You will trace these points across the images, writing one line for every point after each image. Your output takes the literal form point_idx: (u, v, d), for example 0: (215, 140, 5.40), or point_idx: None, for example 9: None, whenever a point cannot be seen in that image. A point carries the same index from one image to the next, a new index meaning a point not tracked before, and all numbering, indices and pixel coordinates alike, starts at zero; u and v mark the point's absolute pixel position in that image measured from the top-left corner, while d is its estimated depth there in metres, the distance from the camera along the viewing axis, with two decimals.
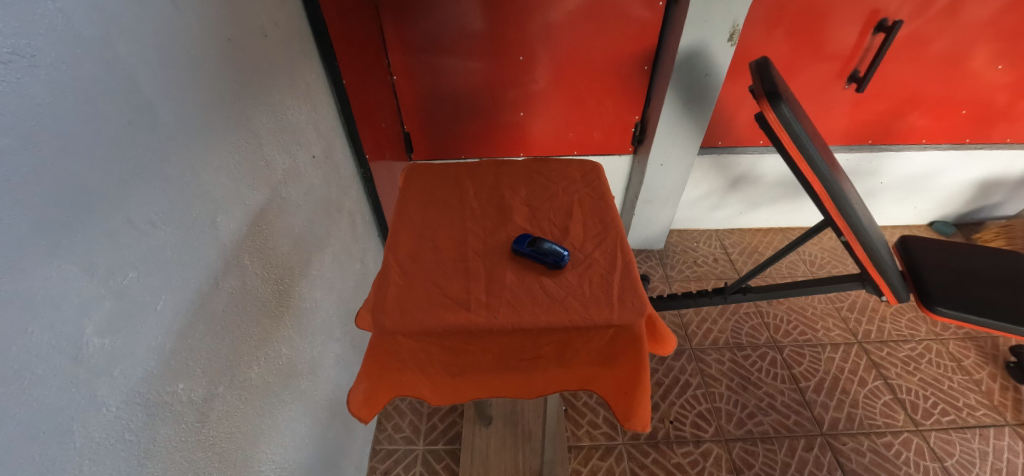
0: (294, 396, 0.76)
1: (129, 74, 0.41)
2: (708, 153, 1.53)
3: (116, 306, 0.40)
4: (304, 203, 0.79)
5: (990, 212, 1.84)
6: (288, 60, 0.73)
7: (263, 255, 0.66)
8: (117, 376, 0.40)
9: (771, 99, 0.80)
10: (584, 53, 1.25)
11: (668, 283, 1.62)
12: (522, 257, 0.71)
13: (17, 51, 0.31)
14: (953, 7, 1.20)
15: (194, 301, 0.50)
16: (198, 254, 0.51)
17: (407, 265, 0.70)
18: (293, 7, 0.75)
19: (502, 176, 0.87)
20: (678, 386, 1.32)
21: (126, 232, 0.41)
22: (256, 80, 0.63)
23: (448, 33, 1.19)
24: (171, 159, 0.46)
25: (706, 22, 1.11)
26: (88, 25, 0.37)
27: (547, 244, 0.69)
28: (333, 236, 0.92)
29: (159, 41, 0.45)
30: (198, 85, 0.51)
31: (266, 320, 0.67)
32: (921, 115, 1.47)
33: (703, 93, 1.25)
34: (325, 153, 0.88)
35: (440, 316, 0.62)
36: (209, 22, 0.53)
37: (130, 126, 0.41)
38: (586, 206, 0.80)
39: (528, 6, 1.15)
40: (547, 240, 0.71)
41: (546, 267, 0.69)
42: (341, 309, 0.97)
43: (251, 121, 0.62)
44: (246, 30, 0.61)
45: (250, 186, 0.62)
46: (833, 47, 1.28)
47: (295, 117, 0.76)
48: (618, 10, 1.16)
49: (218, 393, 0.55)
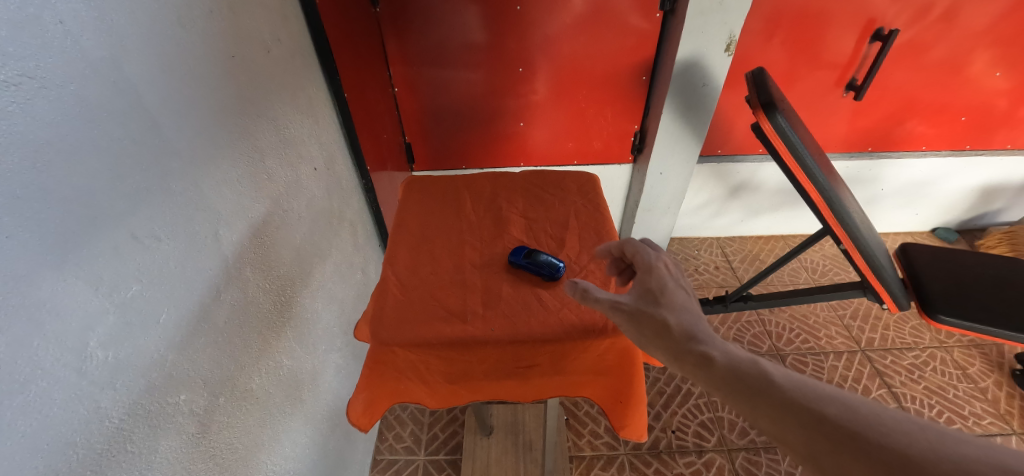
0: (294, 406, 0.76)
1: (134, 92, 0.42)
2: (708, 161, 1.54)
3: (120, 319, 0.41)
4: (305, 215, 0.80)
5: (992, 218, 1.83)
6: (291, 74, 0.75)
7: (265, 266, 0.66)
8: (120, 388, 0.41)
9: (766, 110, 0.81)
10: (582, 64, 1.26)
11: None
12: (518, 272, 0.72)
13: (27, 73, 0.32)
14: (949, 15, 1.22)
15: (196, 313, 0.51)
16: (200, 267, 0.52)
17: (405, 278, 0.70)
18: (296, 23, 0.76)
19: (499, 188, 0.88)
20: (679, 395, 1.32)
21: (131, 246, 0.42)
22: (258, 96, 0.65)
23: (449, 45, 1.21)
24: (174, 174, 0.47)
25: (702, 33, 1.12)
26: (96, 46, 0.38)
27: (540, 255, 0.69)
28: (334, 246, 0.92)
29: (162, 58, 0.46)
30: (201, 100, 0.52)
31: (267, 330, 0.67)
32: (920, 122, 1.47)
33: (701, 103, 1.26)
34: (327, 165, 0.89)
35: (438, 328, 0.63)
36: (213, 40, 0.55)
37: (135, 143, 0.42)
38: (582, 217, 0.81)
39: (527, 17, 1.16)
40: (541, 252, 0.71)
41: (542, 279, 0.69)
42: (342, 319, 0.97)
43: (253, 135, 0.63)
44: (249, 46, 0.63)
45: (252, 199, 0.63)
46: (831, 55, 1.29)
47: (296, 130, 0.77)
48: (616, 21, 1.18)
49: (219, 404, 0.56)
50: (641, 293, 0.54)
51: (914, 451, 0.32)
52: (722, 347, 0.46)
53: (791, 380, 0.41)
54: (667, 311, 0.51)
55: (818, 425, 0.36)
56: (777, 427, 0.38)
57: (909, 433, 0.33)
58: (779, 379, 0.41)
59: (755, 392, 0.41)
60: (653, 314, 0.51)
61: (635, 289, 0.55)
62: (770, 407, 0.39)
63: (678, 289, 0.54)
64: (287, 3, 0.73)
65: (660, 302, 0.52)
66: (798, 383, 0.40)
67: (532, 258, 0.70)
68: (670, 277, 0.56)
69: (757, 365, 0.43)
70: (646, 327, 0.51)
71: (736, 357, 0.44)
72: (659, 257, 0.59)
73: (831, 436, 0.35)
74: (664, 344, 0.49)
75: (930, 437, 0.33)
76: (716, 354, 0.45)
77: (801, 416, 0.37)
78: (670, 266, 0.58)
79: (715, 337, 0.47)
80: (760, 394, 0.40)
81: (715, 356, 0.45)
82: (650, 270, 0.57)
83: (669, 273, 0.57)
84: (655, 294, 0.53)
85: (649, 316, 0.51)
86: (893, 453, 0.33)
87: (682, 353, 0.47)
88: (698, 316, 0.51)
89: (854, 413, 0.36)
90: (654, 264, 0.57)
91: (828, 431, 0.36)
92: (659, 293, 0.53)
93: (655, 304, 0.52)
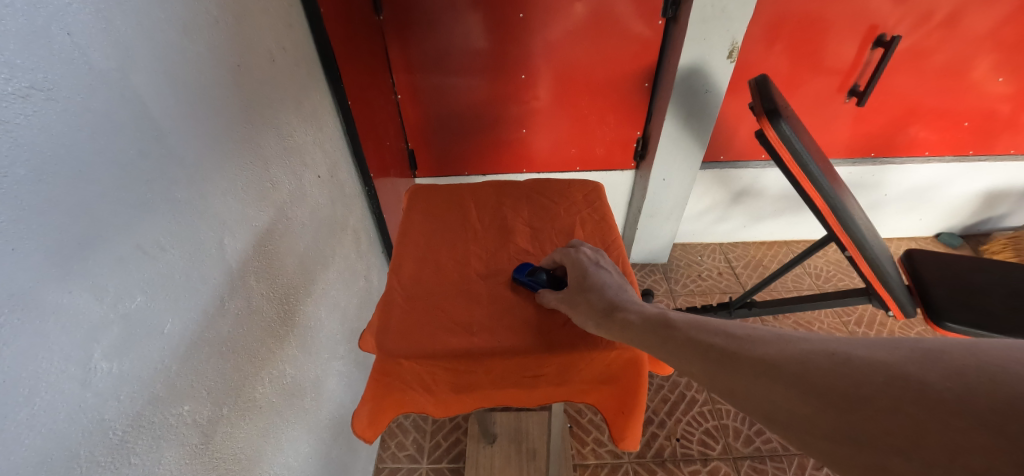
0: (298, 415, 0.76)
1: (140, 103, 0.42)
2: (710, 167, 1.54)
3: (125, 331, 0.41)
4: (309, 222, 0.80)
5: (996, 224, 1.83)
6: (296, 83, 0.75)
7: (270, 275, 0.66)
8: (124, 400, 0.41)
9: (770, 117, 0.81)
10: (585, 71, 1.27)
11: (673, 297, 1.61)
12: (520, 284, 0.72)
13: (34, 85, 0.32)
14: (951, 21, 1.22)
15: (201, 322, 0.51)
16: (204, 276, 0.52)
17: (410, 288, 0.70)
18: (300, 32, 0.77)
19: (503, 197, 0.87)
20: (683, 402, 1.31)
21: (136, 257, 0.42)
22: (264, 105, 0.65)
23: (452, 52, 1.21)
24: (179, 183, 0.47)
25: (704, 40, 1.12)
26: (103, 58, 0.38)
27: (540, 274, 0.68)
28: (337, 253, 0.92)
29: (168, 68, 0.46)
30: (207, 110, 0.52)
31: (271, 339, 0.67)
32: (923, 128, 1.47)
33: (703, 109, 1.26)
34: (331, 173, 0.89)
35: (443, 339, 0.63)
36: (219, 50, 0.55)
37: (141, 153, 0.42)
38: (587, 226, 0.81)
39: (530, 24, 1.17)
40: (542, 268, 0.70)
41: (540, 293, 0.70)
42: (345, 327, 0.97)
43: (258, 144, 0.63)
44: (254, 56, 0.63)
45: (256, 207, 0.63)
46: (833, 61, 1.29)
47: (300, 139, 0.77)
48: (618, 28, 1.18)
49: (223, 414, 0.55)
50: (573, 283, 0.63)
51: (771, 353, 0.37)
52: (637, 309, 0.54)
53: (690, 322, 0.47)
54: (593, 286, 0.60)
55: (705, 350, 0.42)
56: (679, 361, 0.45)
57: (772, 341, 0.39)
58: (681, 323, 0.48)
59: (661, 337, 0.48)
60: (583, 293, 0.61)
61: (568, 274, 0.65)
62: (674, 345, 0.46)
63: (602, 270, 0.64)
64: (292, 12, 0.73)
65: (585, 288, 0.61)
66: (692, 322, 0.47)
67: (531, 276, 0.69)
68: (594, 265, 0.65)
69: (664, 316, 0.50)
70: (577, 310, 0.60)
71: (647, 314, 0.53)
72: (587, 246, 0.70)
73: (716, 357, 0.41)
74: (591, 323, 0.58)
75: (783, 340, 0.38)
76: (633, 316, 0.53)
77: (696, 347, 0.43)
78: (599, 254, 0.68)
79: (635, 303, 0.56)
80: (667, 337, 0.47)
81: (631, 320, 0.53)
82: (577, 255, 0.67)
83: (596, 257, 0.67)
84: (584, 276, 0.63)
85: (577, 295, 0.61)
86: (757, 358, 0.38)
87: (608, 318, 0.56)
88: (621, 289, 0.60)
89: (732, 337, 0.42)
90: (580, 251, 0.67)
91: (713, 353, 0.41)
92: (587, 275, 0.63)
93: (585, 284, 0.61)
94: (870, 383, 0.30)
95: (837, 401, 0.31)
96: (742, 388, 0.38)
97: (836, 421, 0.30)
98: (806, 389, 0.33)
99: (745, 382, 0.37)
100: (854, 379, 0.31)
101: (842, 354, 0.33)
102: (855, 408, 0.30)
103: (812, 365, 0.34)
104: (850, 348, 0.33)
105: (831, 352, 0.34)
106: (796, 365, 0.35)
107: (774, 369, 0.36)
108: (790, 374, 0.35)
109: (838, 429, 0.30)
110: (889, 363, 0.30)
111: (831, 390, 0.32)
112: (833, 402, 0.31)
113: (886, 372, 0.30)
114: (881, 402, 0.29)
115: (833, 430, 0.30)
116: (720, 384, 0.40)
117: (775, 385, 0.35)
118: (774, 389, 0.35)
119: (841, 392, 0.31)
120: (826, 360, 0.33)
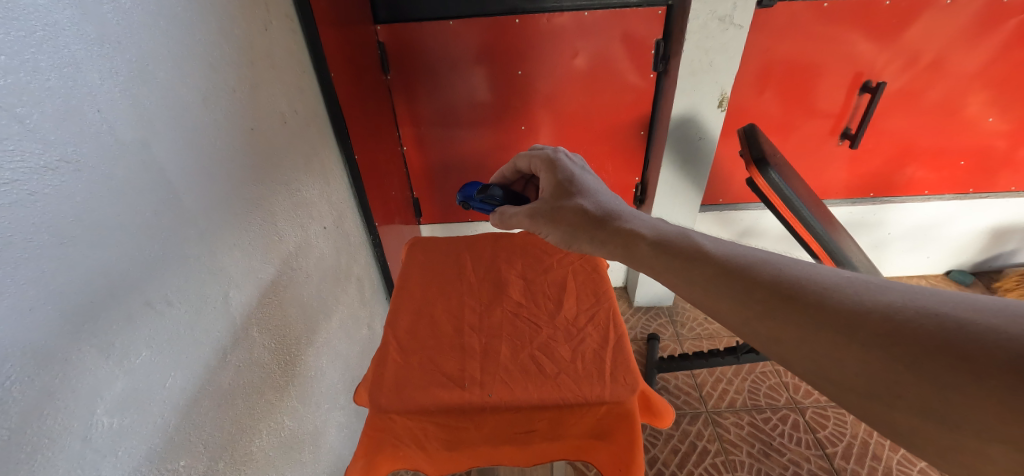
0: (293, 468, 0.75)
1: (161, 170, 0.46)
2: (709, 210, 1.57)
3: (127, 385, 0.42)
4: (315, 272, 0.82)
5: (1007, 259, 1.81)
6: (306, 141, 0.80)
7: (272, 326, 0.68)
8: (121, 455, 0.42)
9: (759, 166, 0.86)
10: (583, 120, 1.32)
11: (679, 341, 1.58)
12: (467, 200, 0.84)
13: (64, 158, 0.36)
14: (937, 65, 1.25)
15: (201, 376, 0.52)
16: (207, 329, 0.53)
17: (406, 342, 0.71)
18: (311, 92, 0.82)
19: (499, 249, 0.90)
20: (695, 453, 1.26)
21: (145, 312, 0.44)
22: (274, 163, 0.69)
23: (455, 105, 1.28)
24: (191, 240, 0.50)
25: (695, 91, 1.18)
26: (127, 130, 0.42)
27: (494, 192, 0.78)
28: (341, 302, 0.94)
29: (186, 134, 0.50)
30: (219, 170, 0.55)
31: (270, 391, 0.67)
32: (920, 168, 1.49)
33: (699, 156, 1.30)
34: (337, 223, 0.93)
35: (435, 393, 0.63)
36: (233, 115, 0.59)
37: (157, 215, 0.45)
38: (580, 277, 0.83)
39: (528, 78, 1.23)
40: (497, 186, 0.80)
41: (487, 212, 0.82)
42: (347, 376, 0.97)
43: (267, 200, 0.67)
44: (267, 119, 0.67)
45: (261, 260, 0.65)
46: (822, 106, 1.33)
47: (307, 193, 0.80)
48: (612, 80, 1.24)
49: (218, 469, 0.55)
50: (556, 191, 0.68)
51: (848, 305, 0.36)
52: (630, 221, 0.58)
53: (722, 251, 0.47)
54: (578, 195, 0.66)
55: (748, 294, 0.42)
56: (707, 295, 0.45)
57: (844, 290, 0.38)
58: (714, 253, 0.47)
59: (684, 266, 0.48)
60: (562, 202, 0.66)
61: (546, 186, 0.70)
62: (701, 278, 0.46)
63: (582, 178, 0.69)
64: (304, 76, 0.79)
65: (572, 196, 0.66)
66: (724, 252, 0.47)
67: (485, 195, 0.79)
68: (573, 171, 0.71)
69: (681, 240, 0.51)
70: (565, 214, 0.64)
71: (647, 230, 0.55)
72: (562, 156, 0.74)
73: (762, 299, 0.41)
74: (582, 229, 0.62)
75: (859, 290, 0.37)
76: (644, 231, 0.55)
77: (736, 287, 0.43)
78: (574, 164, 0.74)
79: (620, 212, 0.61)
80: (694, 268, 0.47)
81: (642, 233, 0.55)
82: (556, 168, 0.72)
83: (573, 166, 0.72)
84: (565, 184, 0.68)
85: (560, 203, 0.66)
86: (825, 307, 0.37)
87: (602, 229, 0.60)
88: (601, 195, 0.66)
89: (782, 275, 0.42)
90: (559, 163, 0.72)
91: (759, 296, 0.41)
92: (567, 186, 0.68)
93: (565, 194, 0.67)
94: (992, 364, 0.29)
95: (943, 375, 0.30)
96: (791, 340, 0.38)
97: (931, 398, 0.31)
98: (895, 355, 0.33)
99: (804, 337, 0.37)
100: (972, 358, 0.30)
101: (945, 318, 0.32)
102: (960, 387, 0.30)
103: (913, 329, 0.33)
104: (963, 312, 0.32)
105: (935, 314, 0.33)
106: (888, 327, 0.34)
107: (854, 325, 0.35)
108: (876, 336, 0.34)
109: (931, 405, 0.31)
110: (1013, 340, 0.29)
111: (937, 361, 0.31)
112: (934, 377, 0.31)
113: (1013, 350, 0.29)
114: (1006, 384, 0.28)
115: (927, 404, 0.31)
116: (762, 330, 0.40)
117: (852, 348, 0.35)
118: (847, 353, 0.35)
119: (952, 368, 0.30)
120: (931, 325, 0.32)
